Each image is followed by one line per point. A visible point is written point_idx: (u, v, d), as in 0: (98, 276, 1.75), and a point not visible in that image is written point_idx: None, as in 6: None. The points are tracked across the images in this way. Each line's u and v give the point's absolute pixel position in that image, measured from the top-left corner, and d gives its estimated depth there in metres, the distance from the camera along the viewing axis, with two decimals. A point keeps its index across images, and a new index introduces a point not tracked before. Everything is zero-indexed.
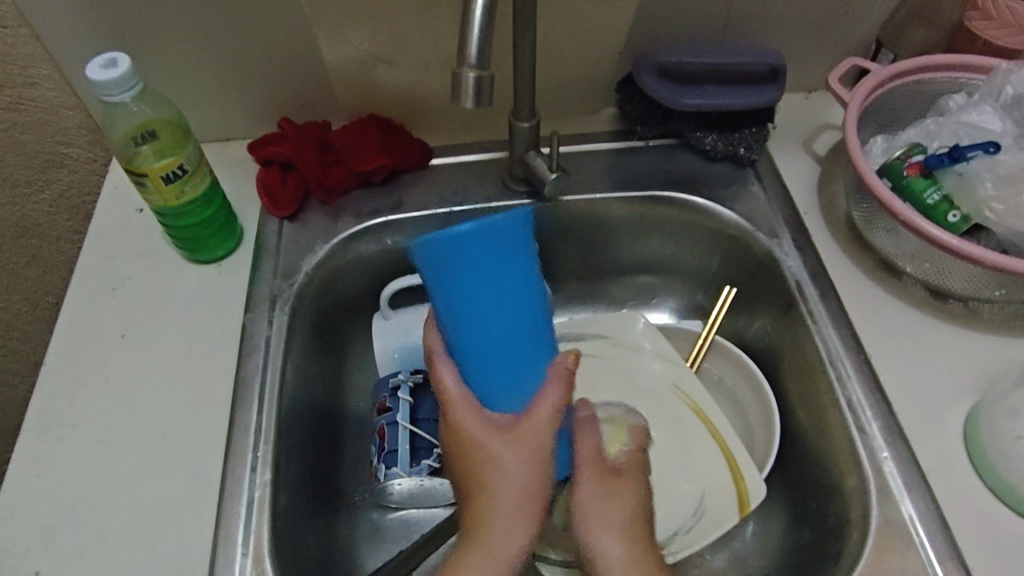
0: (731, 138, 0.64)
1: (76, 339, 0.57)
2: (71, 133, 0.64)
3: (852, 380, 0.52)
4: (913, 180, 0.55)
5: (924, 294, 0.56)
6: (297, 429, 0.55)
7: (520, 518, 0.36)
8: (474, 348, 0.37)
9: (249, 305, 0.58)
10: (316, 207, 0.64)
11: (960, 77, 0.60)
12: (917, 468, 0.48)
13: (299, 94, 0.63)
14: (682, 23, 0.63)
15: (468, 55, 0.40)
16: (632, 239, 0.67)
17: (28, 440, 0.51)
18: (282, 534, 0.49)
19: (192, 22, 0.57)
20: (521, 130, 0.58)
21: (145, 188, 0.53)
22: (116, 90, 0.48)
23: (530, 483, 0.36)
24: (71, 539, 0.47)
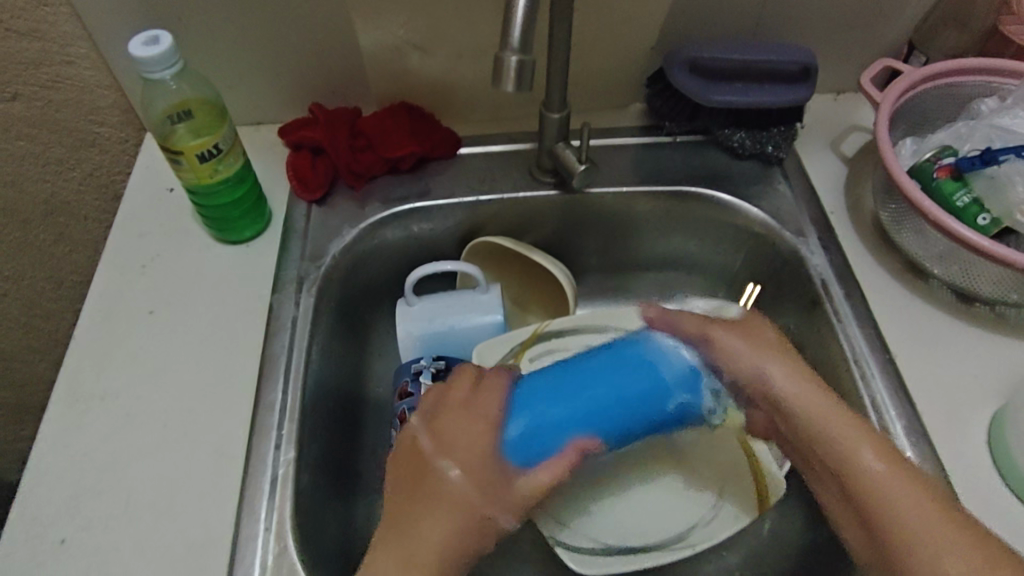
0: (759, 136, 0.64)
1: (105, 315, 0.57)
2: (104, 112, 0.65)
3: (875, 379, 0.52)
4: (943, 182, 0.55)
5: (951, 297, 0.56)
6: (319, 411, 0.56)
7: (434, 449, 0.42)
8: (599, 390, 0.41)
9: (276, 286, 0.59)
10: (344, 192, 0.64)
11: (994, 81, 0.60)
12: (940, 469, 0.48)
13: (331, 78, 0.64)
14: (715, 20, 0.63)
15: (512, 40, 0.41)
16: (655, 234, 0.67)
17: (57, 412, 0.52)
18: (304, 511, 0.50)
19: (234, 6, 0.57)
20: (551, 121, 0.59)
21: (179, 166, 0.53)
22: (158, 66, 0.49)
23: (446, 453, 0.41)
24: (97, 509, 0.48)
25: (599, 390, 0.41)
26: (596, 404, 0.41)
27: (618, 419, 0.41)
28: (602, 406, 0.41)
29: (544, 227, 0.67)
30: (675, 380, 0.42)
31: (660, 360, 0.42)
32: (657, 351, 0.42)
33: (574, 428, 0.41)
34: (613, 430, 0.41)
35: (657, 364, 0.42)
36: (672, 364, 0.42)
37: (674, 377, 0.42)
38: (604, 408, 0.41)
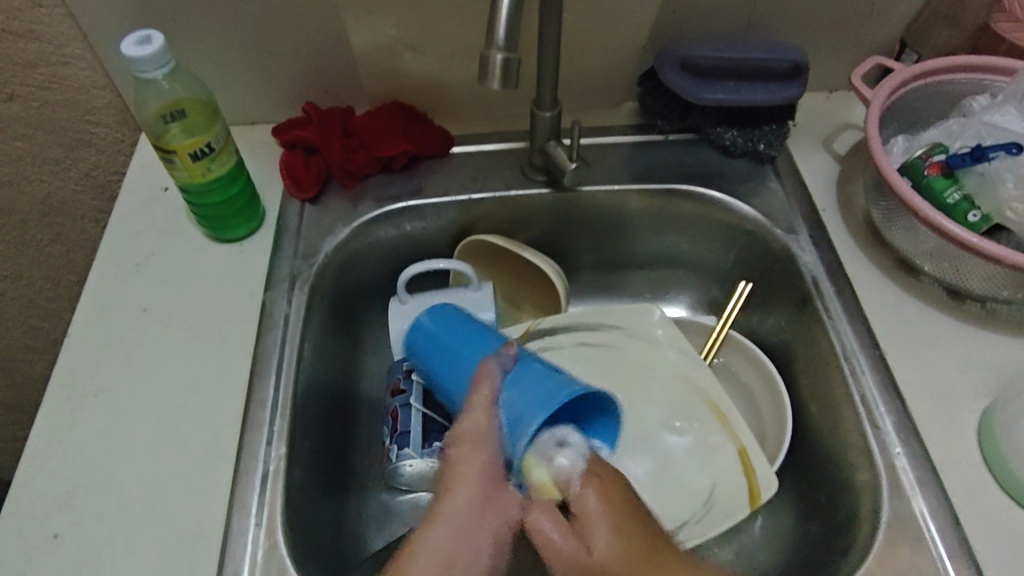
0: (751, 134, 0.64)
1: (100, 312, 0.58)
2: (99, 113, 0.65)
3: (865, 375, 0.52)
4: (934, 179, 0.55)
5: (942, 294, 0.56)
6: (311, 408, 0.56)
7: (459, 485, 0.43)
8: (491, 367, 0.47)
9: (269, 284, 0.59)
10: (337, 191, 0.65)
11: (987, 78, 0.60)
12: (929, 465, 0.48)
13: (324, 78, 0.64)
14: (706, 18, 0.63)
15: (497, 37, 0.41)
16: (648, 232, 0.67)
17: (52, 408, 0.52)
18: (294, 508, 0.50)
19: (226, 6, 0.58)
20: (543, 119, 0.59)
21: (172, 165, 0.54)
22: (151, 66, 0.49)
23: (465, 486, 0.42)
24: (89, 504, 0.48)
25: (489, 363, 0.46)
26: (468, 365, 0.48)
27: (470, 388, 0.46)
28: (467, 369, 0.48)
29: (537, 225, 0.67)
30: (527, 407, 0.42)
31: (530, 385, 0.43)
32: (539, 382, 0.43)
33: (444, 373, 0.49)
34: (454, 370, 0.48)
35: (531, 387, 0.42)
36: (525, 394, 0.42)
37: (519, 396, 0.42)
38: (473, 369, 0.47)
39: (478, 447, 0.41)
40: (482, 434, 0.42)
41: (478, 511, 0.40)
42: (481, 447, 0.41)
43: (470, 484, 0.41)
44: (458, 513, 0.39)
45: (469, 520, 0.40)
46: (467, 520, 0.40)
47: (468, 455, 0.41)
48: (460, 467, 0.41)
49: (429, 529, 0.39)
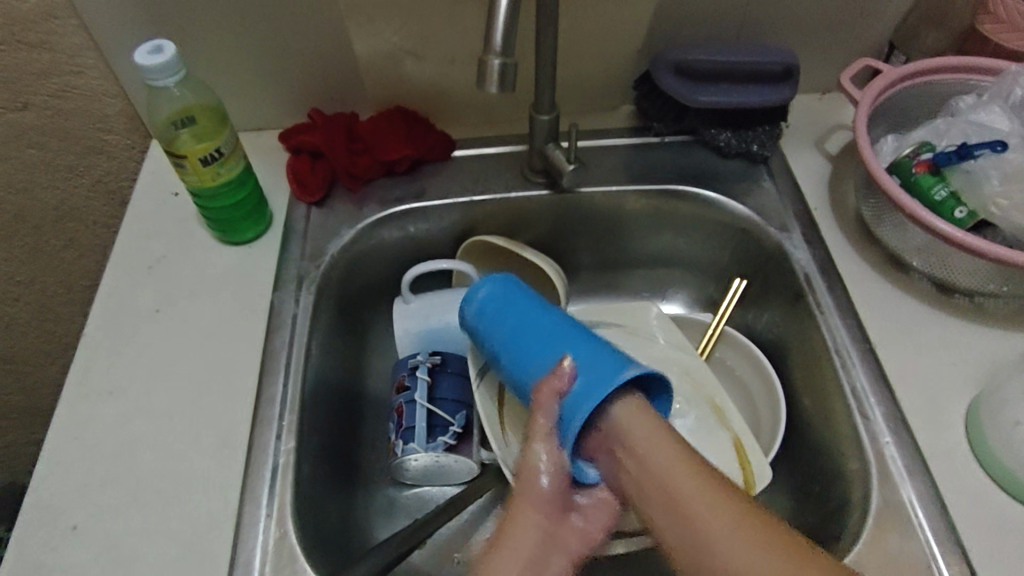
0: (745, 135, 0.65)
1: (114, 313, 0.60)
2: (111, 120, 0.68)
3: (855, 367, 0.54)
4: (921, 177, 0.56)
5: (931, 288, 0.58)
6: (319, 404, 0.58)
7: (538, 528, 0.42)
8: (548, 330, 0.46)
9: (277, 285, 0.61)
10: (342, 194, 0.67)
11: (972, 79, 0.61)
12: (917, 453, 0.49)
13: (329, 85, 0.66)
14: (699, 23, 0.65)
15: (494, 44, 0.43)
16: (646, 232, 0.69)
17: (69, 405, 0.54)
18: (304, 499, 0.52)
19: (234, 16, 0.60)
20: (540, 122, 0.61)
21: (183, 170, 0.56)
22: (161, 75, 0.51)
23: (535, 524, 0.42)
24: (106, 497, 0.50)
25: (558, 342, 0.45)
26: (536, 343, 0.46)
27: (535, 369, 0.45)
28: (529, 348, 0.46)
29: (537, 225, 0.69)
30: (589, 390, 0.42)
31: (592, 369, 0.42)
32: (604, 364, 0.43)
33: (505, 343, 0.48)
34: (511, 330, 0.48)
35: (596, 370, 0.42)
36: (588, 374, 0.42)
37: (579, 377, 0.42)
38: (538, 344, 0.46)
39: (541, 451, 0.42)
40: (546, 432, 0.42)
41: (549, 513, 0.42)
42: (545, 446, 0.42)
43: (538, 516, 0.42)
44: (527, 544, 0.41)
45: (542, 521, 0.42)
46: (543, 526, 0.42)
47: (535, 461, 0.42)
48: (526, 466, 0.43)
49: (508, 536, 0.41)
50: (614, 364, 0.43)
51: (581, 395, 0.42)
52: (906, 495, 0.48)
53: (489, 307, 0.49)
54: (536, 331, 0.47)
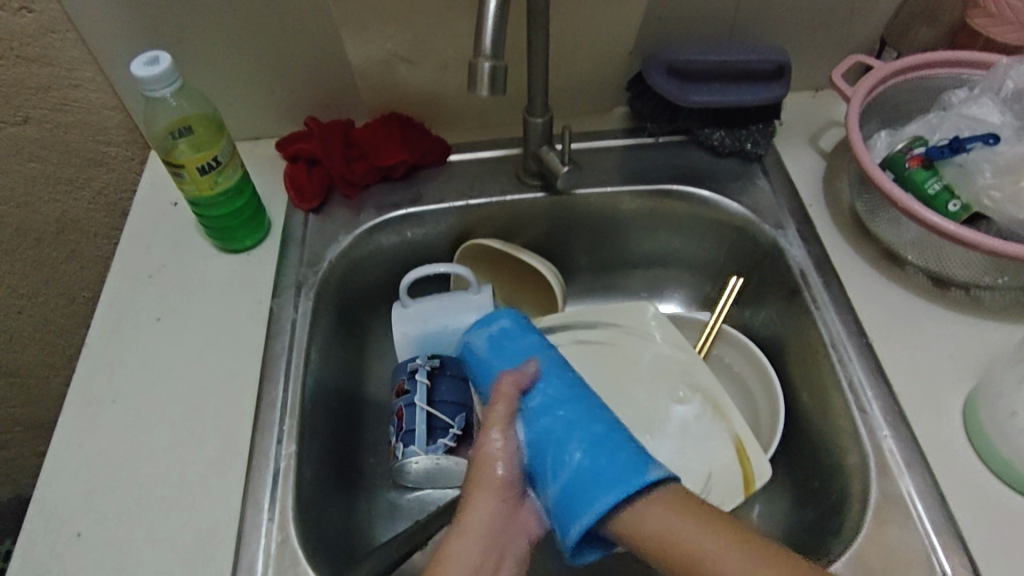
0: (738, 134, 0.66)
1: (115, 322, 0.60)
2: (111, 132, 0.68)
3: (853, 362, 0.54)
4: (914, 171, 0.56)
5: (928, 282, 0.58)
6: (320, 409, 0.58)
7: (489, 532, 0.41)
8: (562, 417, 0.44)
9: (276, 291, 0.61)
10: (339, 200, 0.67)
11: (963, 73, 0.62)
12: (916, 446, 0.49)
13: (325, 93, 0.67)
14: (690, 24, 0.65)
15: (484, 47, 0.43)
16: (642, 232, 0.69)
17: (72, 414, 0.55)
18: (305, 503, 0.52)
19: (229, 27, 0.60)
20: (534, 125, 0.61)
21: (182, 179, 0.56)
22: (159, 85, 0.52)
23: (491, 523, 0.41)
24: (109, 504, 0.50)
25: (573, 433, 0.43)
26: (555, 435, 0.43)
27: (550, 457, 0.42)
28: (548, 441, 0.43)
29: (533, 228, 0.69)
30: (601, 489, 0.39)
31: (598, 471, 0.40)
32: (619, 471, 0.40)
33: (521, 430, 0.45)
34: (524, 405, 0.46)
35: (604, 476, 0.40)
36: (596, 477, 0.40)
37: (583, 484, 0.40)
38: (548, 440, 0.43)
39: (497, 463, 0.43)
40: (507, 451, 0.44)
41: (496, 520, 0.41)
42: (502, 462, 0.43)
43: (494, 517, 0.42)
44: (478, 526, 0.41)
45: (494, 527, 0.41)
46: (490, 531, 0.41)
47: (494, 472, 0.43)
48: (477, 477, 0.43)
49: (458, 541, 0.40)
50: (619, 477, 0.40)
51: (591, 490, 0.39)
52: (905, 488, 0.48)
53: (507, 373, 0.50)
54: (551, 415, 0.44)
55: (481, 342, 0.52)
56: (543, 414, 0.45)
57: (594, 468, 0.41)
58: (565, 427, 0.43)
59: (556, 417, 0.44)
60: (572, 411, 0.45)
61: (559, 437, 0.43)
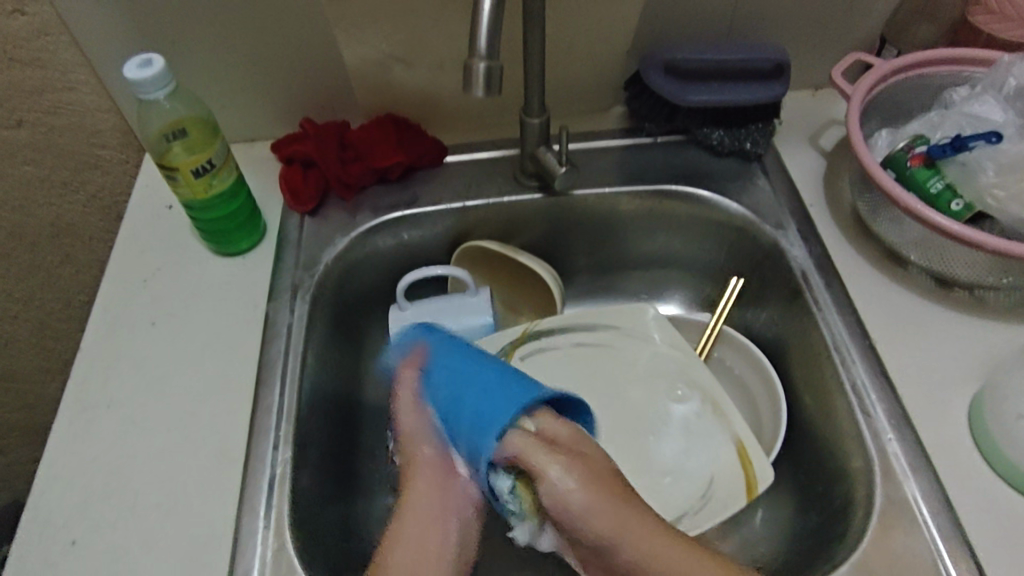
0: (738, 133, 0.65)
1: (110, 327, 0.59)
2: (105, 135, 0.68)
3: (856, 364, 0.53)
4: (916, 171, 0.56)
5: (930, 282, 0.57)
6: (316, 414, 0.57)
7: (429, 516, 0.42)
8: (450, 376, 0.46)
9: (272, 295, 0.61)
10: (335, 203, 0.67)
11: (965, 70, 0.61)
12: (921, 449, 0.49)
13: (320, 95, 0.67)
14: (688, 22, 0.64)
15: (479, 47, 0.43)
16: (641, 233, 0.69)
17: (66, 421, 0.54)
18: (302, 510, 0.51)
19: (223, 28, 0.60)
20: (532, 125, 0.60)
21: (176, 182, 0.56)
22: (152, 88, 0.51)
23: (427, 506, 0.42)
24: (103, 512, 0.49)
25: (470, 395, 0.43)
26: (448, 394, 0.44)
27: (450, 417, 0.43)
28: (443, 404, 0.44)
29: (531, 230, 0.69)
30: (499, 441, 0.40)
31: (486, 404, 0.42)
32: (503, 399, 0.42)
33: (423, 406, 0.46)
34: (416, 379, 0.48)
35: (492, 408, 0.41)
36: (483, 410, 0.42)
37: (474, 425, 0.41)
38: (440, 403, 0.45)
39: (419, 452, 0.45)
40: (420, 434, 0.45)
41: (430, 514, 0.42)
42: (424, 445, 0.45)
43: (429, 502, 0.42)
44: (415, 513, 0.42)
45: (434, 511, 0.42)
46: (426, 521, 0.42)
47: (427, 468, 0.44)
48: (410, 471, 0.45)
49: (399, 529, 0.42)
50: (504, 406, 0.41)
51: (484, 428, 0.41)
52: (911, 492, 0.47)
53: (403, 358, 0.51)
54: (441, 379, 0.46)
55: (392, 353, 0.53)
56: (432, 381, 0.46)
57: (484, 405, 0.42)
58: (454, 385, 0.45)
59: (446, 380, 0.46)
60: (460, 368, 0.46)
61: (450, 394, 0.44)
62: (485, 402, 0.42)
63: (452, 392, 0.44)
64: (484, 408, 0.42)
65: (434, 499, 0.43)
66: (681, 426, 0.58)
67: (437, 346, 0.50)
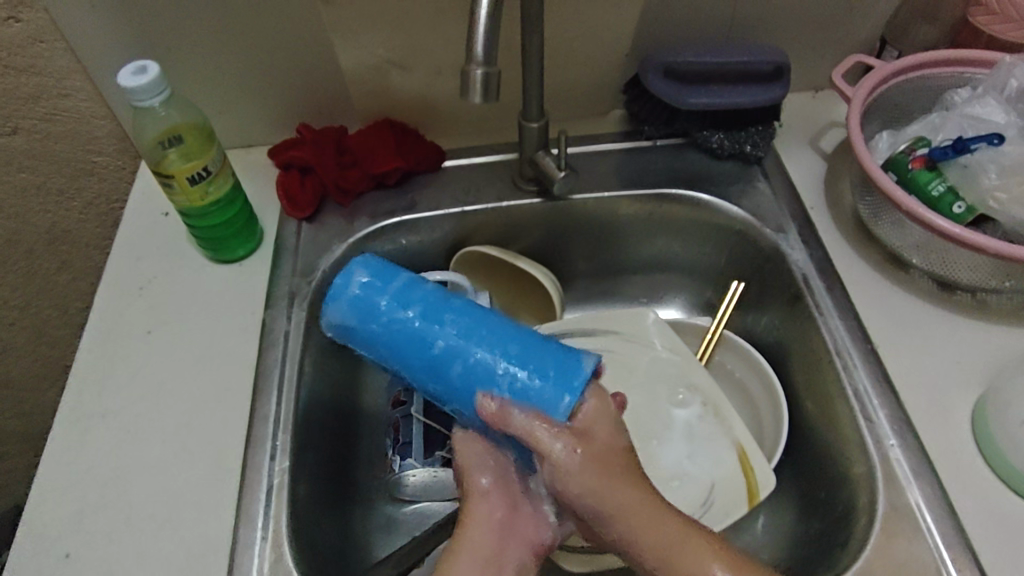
0: (737, 136, 0.65)
1: (106, 336, 0.59)
2: (101, 142, 0.67)
3: (858, 369, 0.53)
4: (918, 172, 0.55)
5: (932, 286, 0.57)
6: (314, 422, 0.57)
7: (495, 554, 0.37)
8: (457, 342, 0.39)
9: (268, 302, 0.60)
10: (333, 208, 0.66)
11: (966, 71, 0.60)
12: (923, 456, 0.48)
13: (317, 100, 0.66)
14: (687, 25, 0.64)
15: (476, 53, 0.42)
16: (641, 237, 0.68)
17: (62, 431, 0.54)
18: (300, 520, 0.51)
19: (218, 34, 0.59)
20: (530, 130, 0.60)
21: (172, 190, 0.55)
22: (146, 95, 0.51)
23: (493, 540, 0.37)
24: (99, 523, 0.49)
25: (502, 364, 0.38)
26: (470, 368, 0.38)
27: (481, 395, 0.38)
28: (465, 378, 0.38)
29: (530, 235, 0.68)
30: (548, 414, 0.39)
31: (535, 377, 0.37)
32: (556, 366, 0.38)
33: (429, 381, 0.39)
34: (407, 350, 0.39)
35: (544, 382, 0.37)
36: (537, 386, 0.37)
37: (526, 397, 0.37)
38: (457, 377, 0.38)
39: (481, 478, 0.39)
40: (480, 455, 0.39)
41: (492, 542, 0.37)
42: (486, 472, 0.39)
43: (495, 533, 0.37)
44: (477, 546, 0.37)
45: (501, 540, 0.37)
46: (492, 550, 0.37)
47: (489, 496, 0.38)
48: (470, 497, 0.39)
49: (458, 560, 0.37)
50: (557, 374, 0.37)
51: (547, 402, 0.37)
52: (913, 499, 0.47)
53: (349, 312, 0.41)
54: (444, 348, 0.39)
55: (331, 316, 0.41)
56: (435, 351, 0.39)
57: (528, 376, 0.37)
58: (470, 352, 0.38)
59: (453, 345, 0.39)
60: (471, 328, 0.39)
61: (470, 365, 0.38)
62: (529, 370, 0.38)
63: (467, 363, 0.38)
64: (532, 380, 0.37)
65: (500, 529, 0.37)
66: (682, 431, 0.57)
67: (414, 305, 0.40)
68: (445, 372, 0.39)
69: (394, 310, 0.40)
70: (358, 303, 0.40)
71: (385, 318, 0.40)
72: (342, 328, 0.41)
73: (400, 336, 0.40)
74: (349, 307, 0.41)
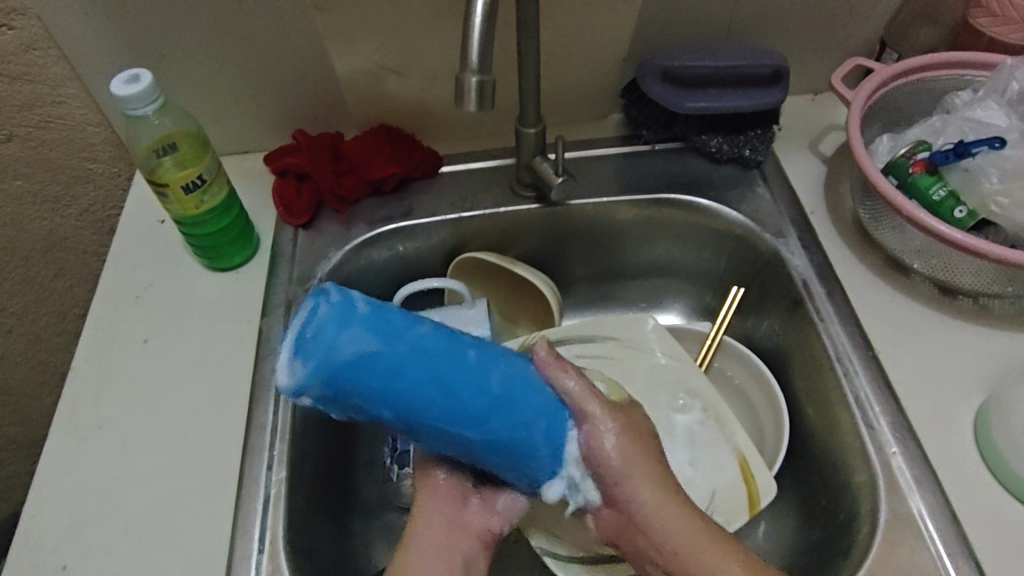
0: (736, 140, 0.64)
1: (101, 345, 0.59)
2: (96, 149, 0.67)
3: (859, 376, 0.52)
4: (918, 177, 0.55)
5: (933, 291, 0.56)
6: (311, 432, 0.56)
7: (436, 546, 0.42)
8: (485, 349, 0.36)
9: (265, 310, 0.60)
10: (329, 215, 0.66)
11: (967, 74, 0.60)
12: (925, 463, 0.48)
13: (313, 106, 0.66)
14: (685, 28, 0.64)
15: (470, 61, 0.41)
16: (640, 242, 0.68)
17: (57, 442, 0.53)
18: (297, 530, 0.50)
19: (212, 40, 0.59)
20: (527, 136, 0.60)
21: (166, 199, 0.55)
22: (139, 104, 0.50)
23: (437, 535, 0.43)
24: (95, 535, 0.49)
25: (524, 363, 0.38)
26: (505, 371, 0.36)
27: (524, 395, 0.36)
28: (504, 384, 0.35)
29: (527, 240, 0.68)
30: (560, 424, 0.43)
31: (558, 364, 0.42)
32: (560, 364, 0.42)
33: (465, 403, 0.34)
34: (442, 369, 0.33)
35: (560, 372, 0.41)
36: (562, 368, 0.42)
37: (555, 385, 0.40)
38: (496, 385, 0.35)
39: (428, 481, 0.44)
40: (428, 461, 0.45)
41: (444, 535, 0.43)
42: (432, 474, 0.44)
43: (440, 527, 0.43)
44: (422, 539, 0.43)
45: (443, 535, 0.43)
46: (437, 542, 0.42)
47: (435, 496, 0.44)
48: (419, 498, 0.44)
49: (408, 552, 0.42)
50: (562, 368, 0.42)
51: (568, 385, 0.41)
52: (916, 508, 0.46)
53: (354, 339, 0.32)
54: (478, 358, 0.35)
55: (342, 337, 0.32)
56: (469, 364, 0.34)
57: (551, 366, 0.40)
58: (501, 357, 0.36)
59: (485, 354, 0.35)
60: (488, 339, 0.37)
61: (503, 369, 0.36)
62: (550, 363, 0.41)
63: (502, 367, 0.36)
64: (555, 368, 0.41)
65: (444, 525, 0.43)
66: (683, 438, 0.57)
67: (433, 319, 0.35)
68: (485, 383, 0.34)
69: (412, 327, 0.34)
70: (363, 324, 0.32)
71: (411, 335, 0.33)
72: (360, 357, 0.32)
73: (428, 355, 0.33)
74: (359, 328, 0.32)
